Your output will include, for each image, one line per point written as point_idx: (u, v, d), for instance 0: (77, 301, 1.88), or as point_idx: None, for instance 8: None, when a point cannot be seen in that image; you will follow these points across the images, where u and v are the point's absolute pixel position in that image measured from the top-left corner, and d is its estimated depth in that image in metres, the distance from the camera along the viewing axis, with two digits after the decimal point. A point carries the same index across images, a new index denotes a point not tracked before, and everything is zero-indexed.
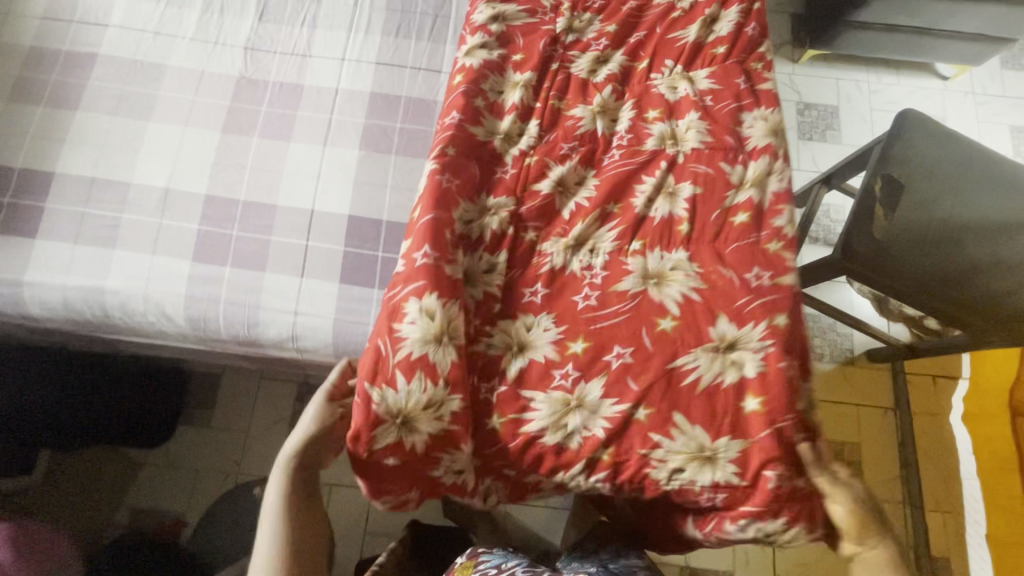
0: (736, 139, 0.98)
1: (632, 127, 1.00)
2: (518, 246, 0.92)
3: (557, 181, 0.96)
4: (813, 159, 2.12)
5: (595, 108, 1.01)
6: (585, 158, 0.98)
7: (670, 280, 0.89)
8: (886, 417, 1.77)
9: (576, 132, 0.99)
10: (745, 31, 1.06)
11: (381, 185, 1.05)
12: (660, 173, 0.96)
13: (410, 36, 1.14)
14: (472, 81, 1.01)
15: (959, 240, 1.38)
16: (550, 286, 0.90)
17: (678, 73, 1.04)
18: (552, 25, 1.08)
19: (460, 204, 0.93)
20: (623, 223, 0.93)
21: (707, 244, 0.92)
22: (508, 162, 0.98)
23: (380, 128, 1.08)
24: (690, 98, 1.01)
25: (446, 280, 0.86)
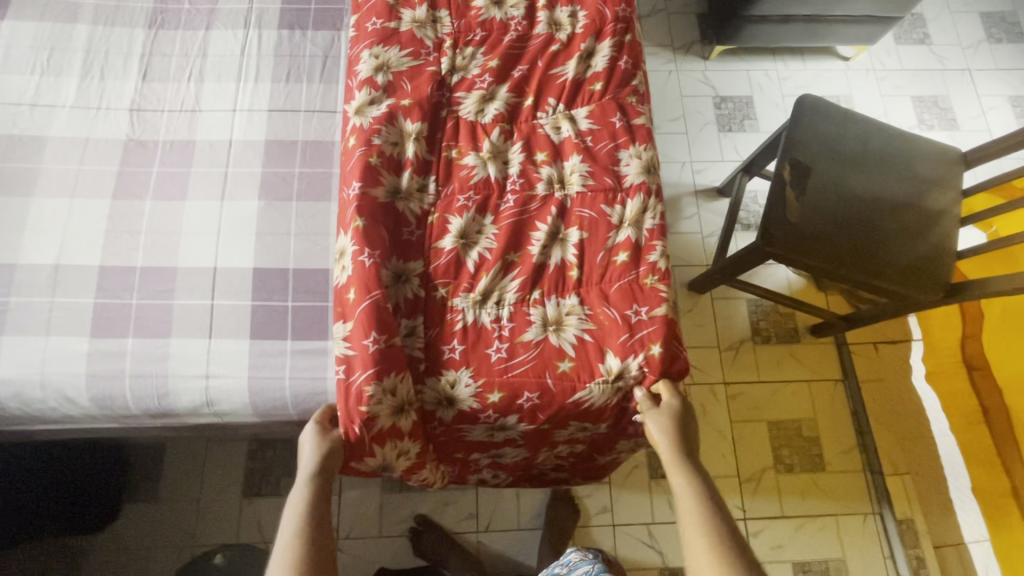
0: (614, 179, 1.04)
1: (523, 171, 1.04)
2: (429, 304, 0.96)
3: (458, 235, 0.99)
4: (735, 148, 2.19)
5: (486, 154, 1.04)
6: (480, 206, 1.01)
7: (567, 324, 0.96)
8: (836, 388, 1.82)
9: (470, 182, 1.02)
10: (618, 65, 1.12)
11: (284, 234, 1.02)
12: (551, 220, 1.01)
13: (301, 80, 1.13)
14: (363, 138, 1.01)
15: (870, 214, 1.44)
16: (465, 340, 0.94)
17: (560, 113, 1.09)
18: (436, 66, 1.09)
19: (379, 271, 0.93)
20: (523, 271, 0.98)
21: (596, 285, 0.99)
22: (412, 219, 1.00)
23: (278, 176, 1.06)
24: (572, 139, 1.06)
25: (393, 357, 0.90)
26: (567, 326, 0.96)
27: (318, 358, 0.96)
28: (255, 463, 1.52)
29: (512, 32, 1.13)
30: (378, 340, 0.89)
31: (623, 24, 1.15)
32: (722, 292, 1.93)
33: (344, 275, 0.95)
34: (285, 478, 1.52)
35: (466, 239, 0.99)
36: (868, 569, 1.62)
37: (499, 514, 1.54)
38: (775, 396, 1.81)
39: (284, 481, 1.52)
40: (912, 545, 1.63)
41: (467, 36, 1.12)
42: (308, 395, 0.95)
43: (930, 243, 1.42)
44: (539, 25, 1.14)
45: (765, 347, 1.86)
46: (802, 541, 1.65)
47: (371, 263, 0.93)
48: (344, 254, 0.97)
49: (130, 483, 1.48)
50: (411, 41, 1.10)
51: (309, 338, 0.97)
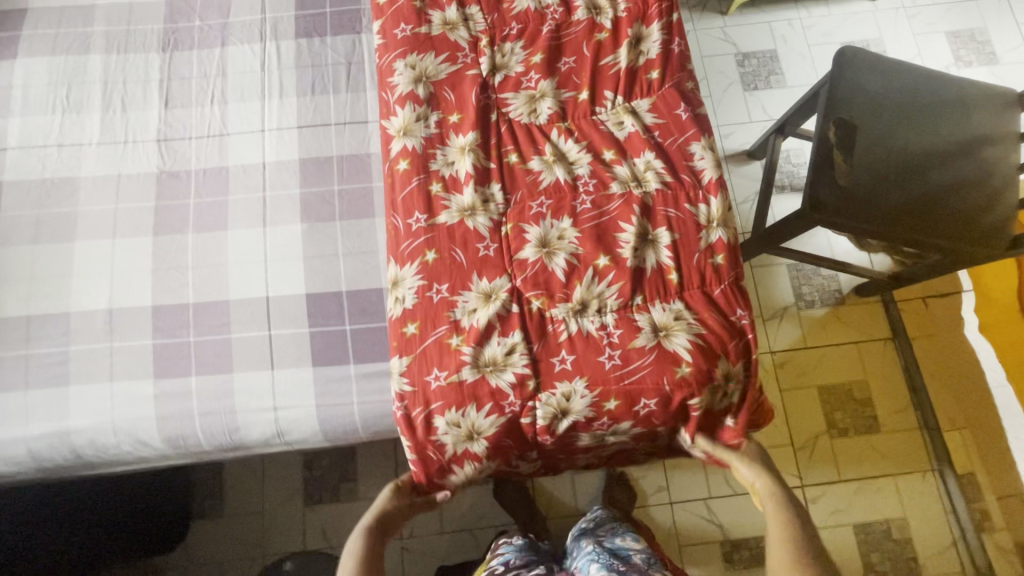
0: (691, 175, 0.95)
1: (593, 172, 0.95)
2: (527, 317, 0.89)
3: (539, 243, 0.92)
4: (763, 108, 2.10)
5: (550, 158, 0.96)
6: (555, 211, 0.93)
7: (677, 330, 0.89)
8: (886, 348, 1.79)
9: (540, 187, 0.94)
10: (672, 48, 1.02)
11: (332, 256, 0.99)
12: (637, 219, 0.92)
13: (327, 91, 1.08)
14: (418, 162, 0.96)
15: (922, 171, 1.37)
16: (574, 350, 0.89)
17: (620, 106, 0.99)
18: (477, 69, 1.01)
19: (452, 301, 0.90)
20: (621, 277, 0.90)
21: (699, 289, 0.91)
22: (485, 234, 0.93)
23: (318, 196, 1.03)
24: (640, 134, 0.97)
25: (467, 390, 0.88)
26: (677, 329, 0.89)
27: (383, 380, 0.95)
28: (314, 472, 1.53)
29: (550, 21, 1.04)
30: (440, 376, 0.89)
31: (668, 2, 1.05)
32: (760, 259, 1.90)
33: (399, 307, 0.92)
34: (345, 485, 1.53)
35: (549, 247, 0.91)
36: (934, 531, 1.62)
37: (555, 502, 1.51)
38: (824, 360, 1.79)
39: (345, 488, 1.53)
40: (976, 499, 1.64)
41: (502, 31, 1.04)
42: (378, 416, 0.94)
43: (988, 201, 1.35)
44: (577, 9, 1.04)
45: (810, 312, 1.83)
46: (859, 506, 1.66)
47: (442, 295, 0.91)
48: (399, 284, 0.93)
49: (197, 503, 1.50)
50: (446, 45, 1.03)
51: (371, 360, 0.95)
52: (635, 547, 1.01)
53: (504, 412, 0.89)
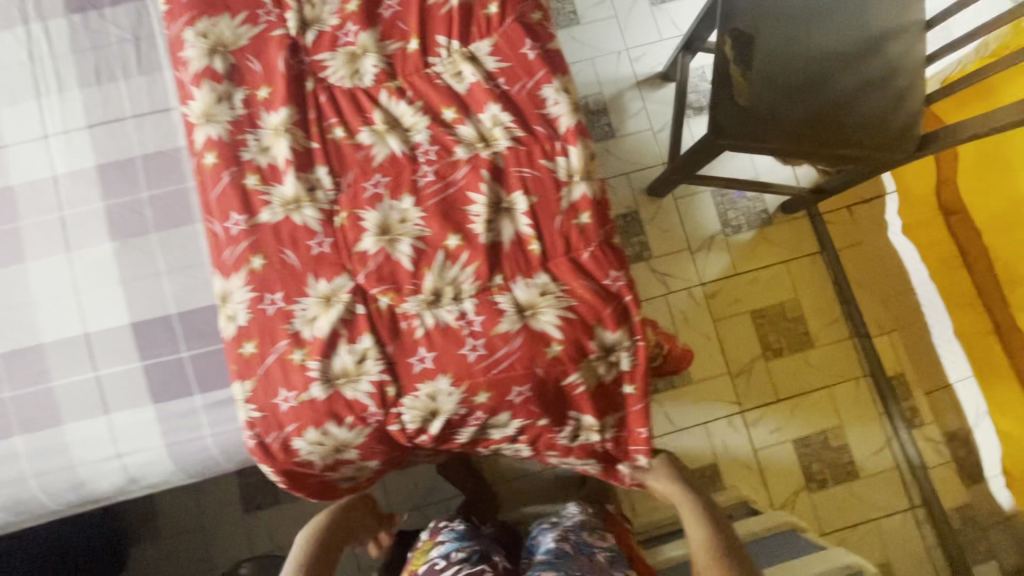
0: (546, 125, 0.83)
1: (433, 137, 0.82)
2: (376, 317, 0.79)
3: (379, 231, 0.79)
4: (673, 22, 1.92)
5: (381, 127, 0.82)
6: (393, 189, 0.80)
7: (544, 306, 0.80)
8: (814, 263, 1.76)
9: (373, 164, 0.81)
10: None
11: (153, 275, 0.86)
12: (486, 186, 0.80)
13: (114, 76, 0.90)
14: (226, 153, 0.81)
15: (826, 75, 1.25)
16: (435, 346, 0.79)
17: (457, 52, 0.84)
18: (284, 28, 0.84)
19: (289, 311, 0.79)
20: (475, 257, 0.79)
21: (565, 256, 0.81)
22: (316, 228, 0.80)
23: (125, 207, 0.87)
24: (481, 84, 0.82)
25: (321, 407, 0.79)
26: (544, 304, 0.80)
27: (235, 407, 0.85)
28: (243, 481, 1.44)
29: None
30: (289, 397, 0.79)
31: None
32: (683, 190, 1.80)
33: (231, 326, 0.80)
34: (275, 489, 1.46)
35: (390, 233, 0.79)
36: (866, 434, 1.65)
37: None
38: (754, 285, 1.74)
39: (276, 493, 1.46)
40: (904, 398, 1.66)
41: None
42: (238, 445, 0.85)
43: (895, 100, 1.26)
44: None
45: (737, 238, 1.77)
46: (798, 421, 1.67)
47: (277, 306, 0.79)
48: (228, 300, 0.81)
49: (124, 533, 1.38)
50: (242, 2, 0.85)
51: (218, 387, 0.85)
52: (602, 544, 0.92)
53: (368, 423, 0.81)
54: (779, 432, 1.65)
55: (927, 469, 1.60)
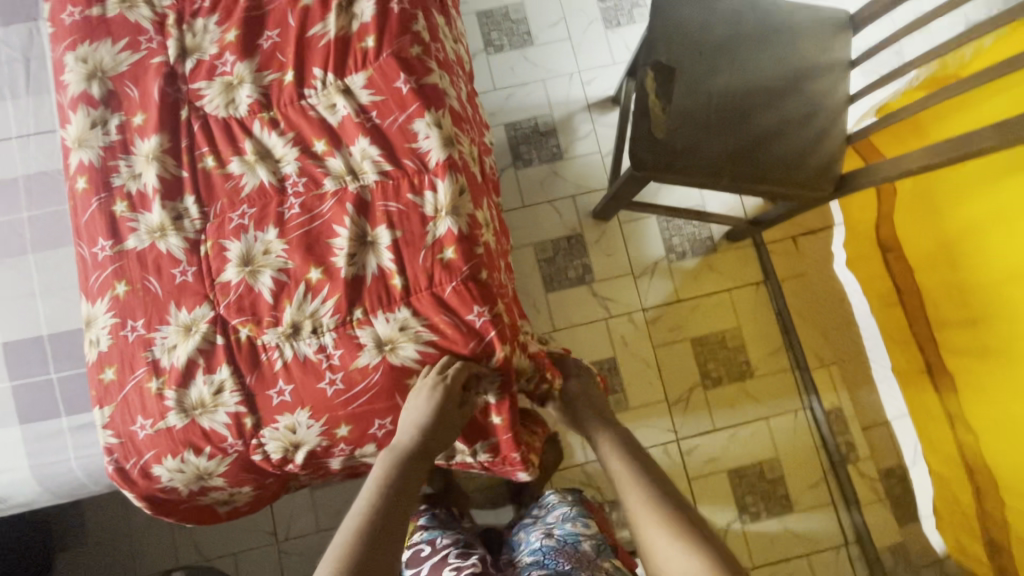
0: (415, 159, 0.83)
1: (302, 169, 0.82)
2: (235, 348, 0.79)
3: (242, 261, 0.80)
4: (625, 46, 1.93)
5: (251, 157, 0.82)
6: (259, 220, 0.81)
7: (403, 342, 0.80)
8: (758, 291, 1.73)
9: (241, 194, 0.82)
10: (390, 8, 0.87)
11: (28, 295, 0.87)
12: (350, 220, 0.81)
13: (3, 96, 0.91)
14: (98, 180, 0.82)
15: (744, 110, 1.25)
16: (293, 379, 0.79)
17: (331, 85, 0.84)
18: (163, 55, 0.85)
19: (150, 339, 0.79)
20: (335, 291, 0.80)
21: (427, 291, 0.81)
22: (181, 257, 0.80)
23: (5, 226, 0.88)
24: (352, 118, 0.83)
25: (177, 436, 0.79)
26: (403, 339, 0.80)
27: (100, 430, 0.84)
28: None
29: None
30: (146, 425, 0.79)
31: None
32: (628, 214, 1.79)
33: (94, 350, 0.81)
34: None
35: (252, 264, 0.80)
36: (803, 468, 1.61)
37: None
38: (696, 311, 1.72)
39: None
40: (841, 433, 1.62)
41: (192, 4, 0.87)
42: (103, 469, 0.85)
43: (814, 136, 1.25)
44: None
45: (680, 264, 1.75)
46: (735, 452, 1.62)
47: (138, 333, 0.79)
48: (93, 324, 0.81)
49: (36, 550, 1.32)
50: (125, 29, 0.86)
51: (84, 409, 0.84)
52: (586, 533, 0.87)
53: (227, 453, 0.80)
54: (714, 462, 1.62)
55: (861, 505, 1.56)
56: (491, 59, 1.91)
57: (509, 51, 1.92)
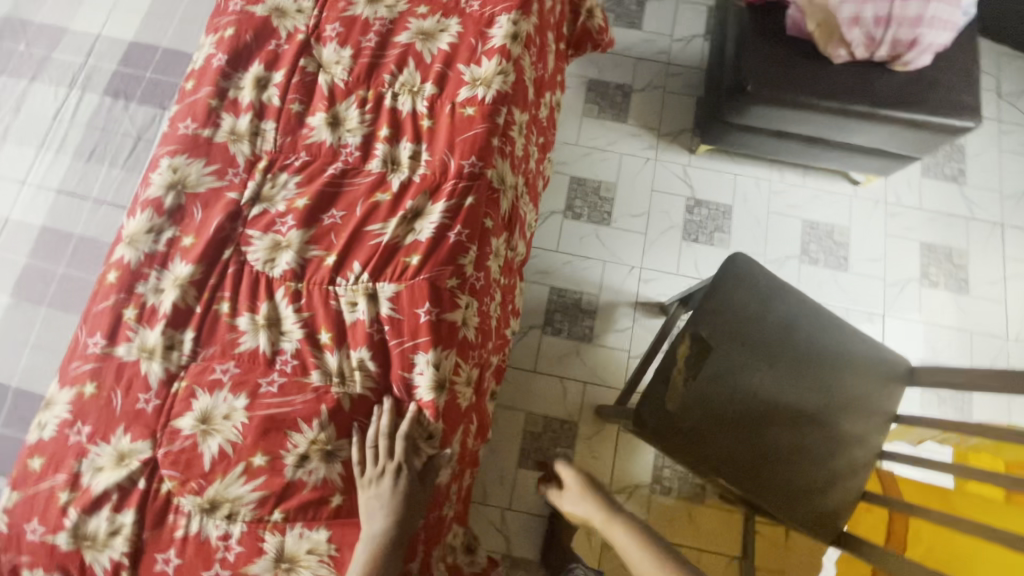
0: (404, 389, 0.86)
1: (299, 351, 0.85)
2: (150, 498, 0.78)
3: (201, 417, 0.81)
4: (695, 263, 1.94)
5: (260, 320, 0.86)
6: (236, 384, 0.83)
7: (303, 566, 0.78)
8: (729, 566, 1.58)
9: (234, 350, 0.84)
10: (447, 236, 0.89)
11: (20, 343, 0.91)
12: (316, 423, 0.82)
13: (102, 161, 1.00)
14: (126, 279, 0.87)
15: (765, 419, 1.18)
16: (184, 554, 0.77)
17: (362, 284, 0.88)
18: (239, 193, 0.92)
19: (87, 450, 0.80)
20: (267, 485, 0.79)
21: (354, 522, 0.81)
22: (153, 384, 0.82)
23: (40, 272, 0.94)
24: (364, 325, 0.86)
25: (57, 555, 0.77)
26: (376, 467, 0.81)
27: None
28: None
29: (339, 162, 0.95)
30: (37, 530, 0.78)
31: (471, 181, 0.93)
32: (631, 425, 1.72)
33: (37, 434, 0.83)
34: None
35: (208, 424, 0.81)
36: None
37: None
38: None
39: None
40: None
41: (286, 158, 0.94)
42: None
43: (826, 478, 1.17)
44: (372, 159, 0.94)
45: (660, 499, 1.64)
46: None
47: (79, 439, 0.81)
48: (49, 407, 0.84)
49: None
50: (221, 156, 0.94)
51: (3, 473, 0.85)
52: None
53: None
54: None
55: None
56: (566, 223, 1.95)
57: (585, 222, 1.96)
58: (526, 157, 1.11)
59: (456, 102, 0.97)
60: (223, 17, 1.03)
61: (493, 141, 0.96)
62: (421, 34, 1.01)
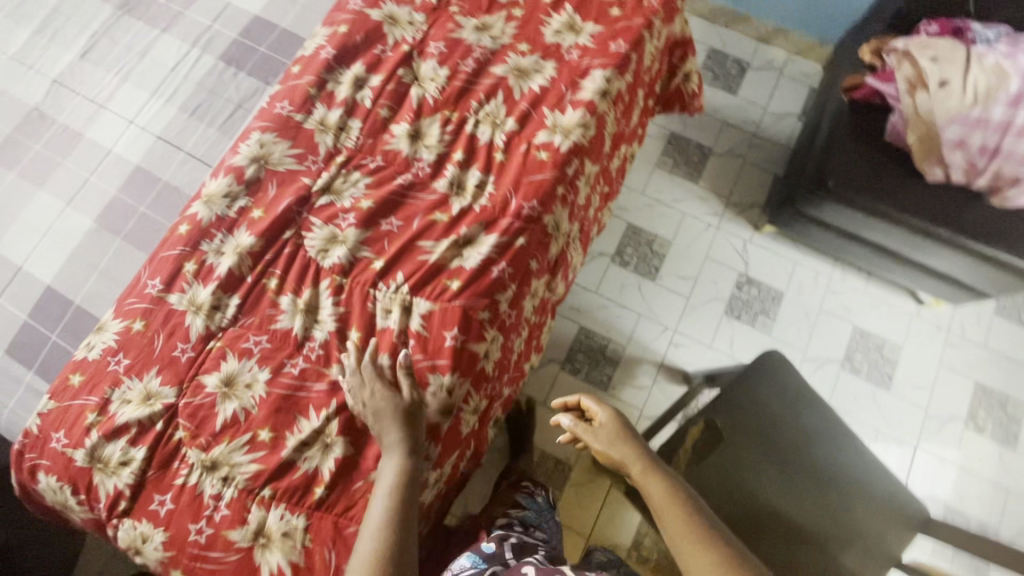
0: None
1: (327, 342, 0.90)
2: (163, 441, 0.84)
3: (224, 380, 0.86)
4: (731, 340, 1.90)
5: (300, 304, 0.91)
6: (264, 358, 0.88)
7: (275, 545, 0.81)
8: None
9: (270, 326, 0.90)
10: (490, 270, 0.92)
11: (91, 266, 0.99)
12: (324, 414, 0.86)
13: (202, 119, 1.08)
14: (193, 235, 0.94)
15: (761, 527, 1.13)
16: (178, 502, 0.82)
17: (400, 294, 0.92)
18: (312, 180, 0.98)
19: (121, 381, 0.87)
20: (267, 458, 0.84)
21: (332, 518, 0.83)
22: (192, 337, 0.88)
23: (123, 206, 1.03)
24: (392, 334, 0.90)
25: (71, 469, 0.84)
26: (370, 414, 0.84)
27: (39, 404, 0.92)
28: None
29: (409, 174, 0.99)
30: (60, 440, 0.85)
31: (526, 223, 0.96)
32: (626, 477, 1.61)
33: (83, 353, 0.90)
34: None
35: (229, 388, 0.86)
36: None
37: None
38: None
39: None
40: None
41: (363, 158, 1.00)
42: (14, 434, 0.92)
43: None
44: (440, 178, 0.99)
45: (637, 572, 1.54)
46: None
47: (117, 369, 0.88)
48: (100, 332, 0.91)
49: None
50: (306, 142, 1.00)
51: (46, 379, 0.93)
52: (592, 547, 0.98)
53: (92, 509, 0.84)
54: None
55: None
56: (612, 267, 1.96)
57: (631, 272, 1.96)
58: (586, 206, 1.12)
59: (533, 143, 1.00)
60: (340, 13, 1.09)
61: (558, 189, 0.98)
62: (517, 70, 1.05)
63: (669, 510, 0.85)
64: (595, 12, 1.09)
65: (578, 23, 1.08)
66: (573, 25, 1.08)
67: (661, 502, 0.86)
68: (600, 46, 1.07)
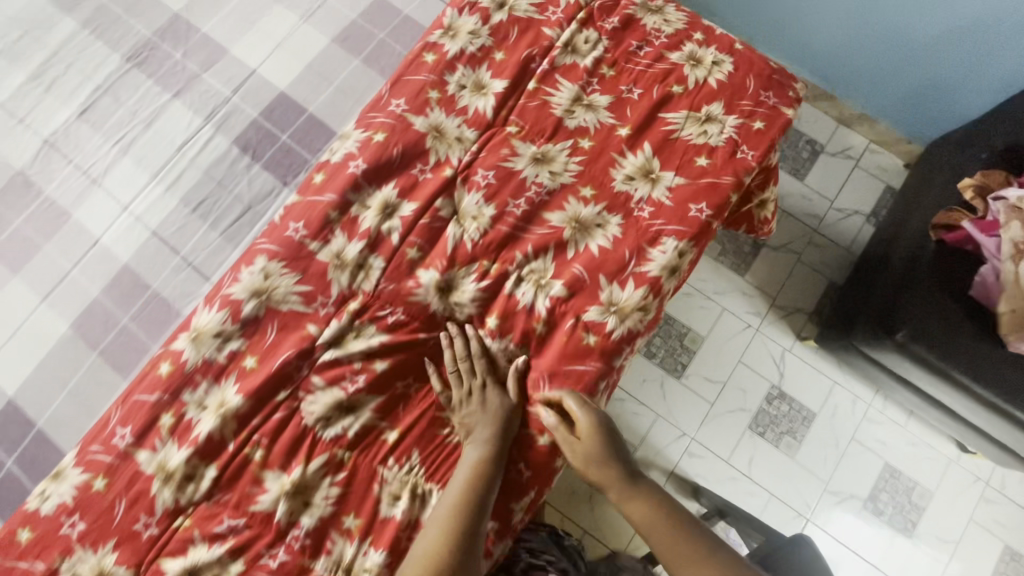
0: None
1: (317, 529, 0.77)
2: None
3: (189, 569, 0.75)
4: (748, 461, 1.57)
5: (286, 485, 0.77)
6: (238, 547, 0.76)
7: None
8: None
9: (248, 508, 0.77)
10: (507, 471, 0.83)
11: (60, 382, 0.87)
12: None
13: (205, 219, 0.93)
14: (174, 380, 0.81)
15: None
16: None
17: (412, 477, 0.80)
18: (318, 329, 0.83)
19: (72, 551, 0.76)
20: None
21: None
22: (159, 510, 0.77)
23: (104, 314, 0.90)
24: (394, 529, 0.77)
25: None
26: (456, 425, 0.82)
27: None
28: None
29: (433, 334, 0.86)
30: None
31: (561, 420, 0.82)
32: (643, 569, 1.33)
33: (33, 504, 0.78)
34: None
35: None
36: None
37: None
38: None
39: None
40: None
41: (381, 308, 0.85)
42: None
43: None
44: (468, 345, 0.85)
45: None
46: None
47: (69, 535, 0.76)
48: (57, 480, 0.79)
49: None
50: (316, 278, 0.85)
51: None
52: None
53: None
54: None
55: None
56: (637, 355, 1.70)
57: (656, 364, 1.67)
58: None
59: (582, 320, 0.85)
60: (377, 115, 0.93)
61: (600, 384, 0.84)
62: (575, 223, 0.89)
63: (656, 530, 0.81)
64: (679, 159, 0.93)
65: (655, 170, 0.92)
66: (650, 173, 0.92)
67: (642, 521, 0.82)
68: (677, 204, 0.91)
